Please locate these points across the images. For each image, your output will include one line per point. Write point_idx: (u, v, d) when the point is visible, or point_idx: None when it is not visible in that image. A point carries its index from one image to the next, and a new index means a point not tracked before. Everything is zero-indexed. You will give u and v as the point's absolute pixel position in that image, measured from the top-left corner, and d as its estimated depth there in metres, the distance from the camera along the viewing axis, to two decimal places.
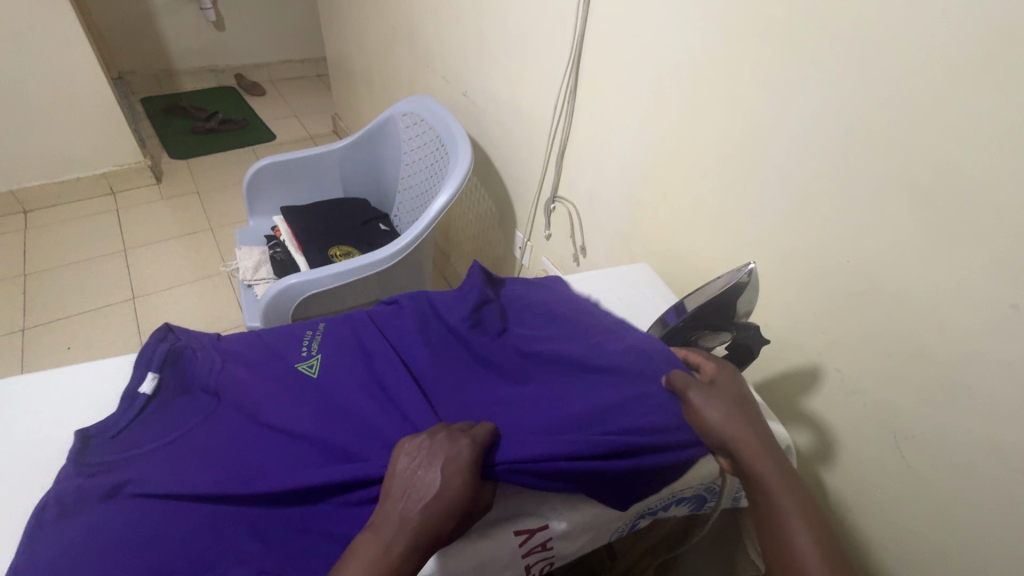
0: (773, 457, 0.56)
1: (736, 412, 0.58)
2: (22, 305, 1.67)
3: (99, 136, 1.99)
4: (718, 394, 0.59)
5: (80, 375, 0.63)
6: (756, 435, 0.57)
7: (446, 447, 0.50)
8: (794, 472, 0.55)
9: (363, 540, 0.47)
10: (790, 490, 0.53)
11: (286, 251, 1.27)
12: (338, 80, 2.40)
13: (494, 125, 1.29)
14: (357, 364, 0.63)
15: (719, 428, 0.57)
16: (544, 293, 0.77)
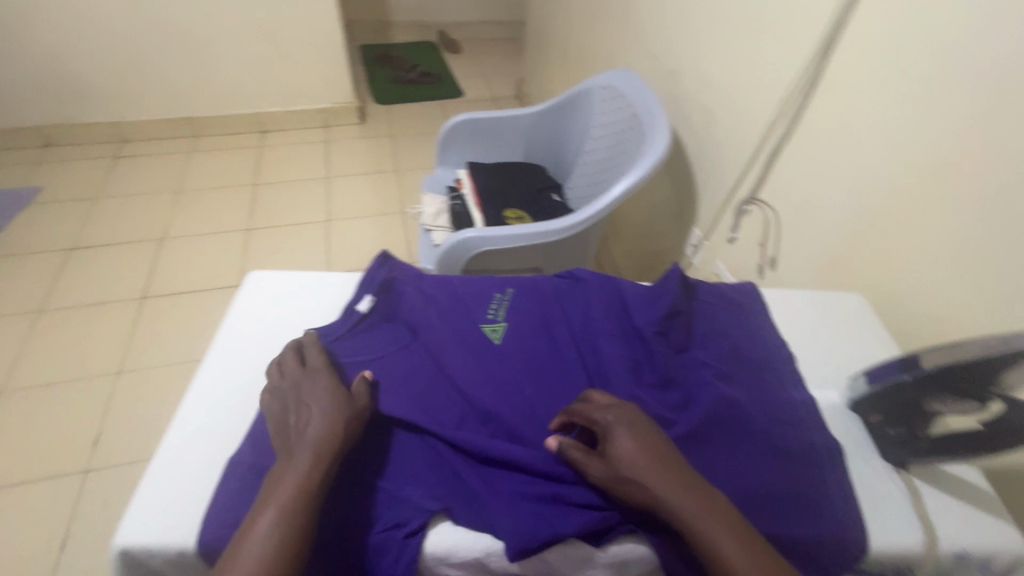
0: (711, 492, 0.49)
1: (648, 439, 0.52)
2: (251, 209, 2.02)
3: (325, 75, 2.28)
4: (623, 418, 0.53)
5: (317, 283, 0.75)
6: (676, 466, 0.50)
7: (339, 389, 0.55)
8: (729, 509, 0.48)
9: (273, 498, 0.47)
10: (741, 536, 0.46)
11: (465, 205, 1.34)
12: (532, 46, 2.44)
13: (695, 111, 1.21)
14: (537, 335, 0.65)
15: (633, 460, 0.50)
16: (739, 308, 0.71)
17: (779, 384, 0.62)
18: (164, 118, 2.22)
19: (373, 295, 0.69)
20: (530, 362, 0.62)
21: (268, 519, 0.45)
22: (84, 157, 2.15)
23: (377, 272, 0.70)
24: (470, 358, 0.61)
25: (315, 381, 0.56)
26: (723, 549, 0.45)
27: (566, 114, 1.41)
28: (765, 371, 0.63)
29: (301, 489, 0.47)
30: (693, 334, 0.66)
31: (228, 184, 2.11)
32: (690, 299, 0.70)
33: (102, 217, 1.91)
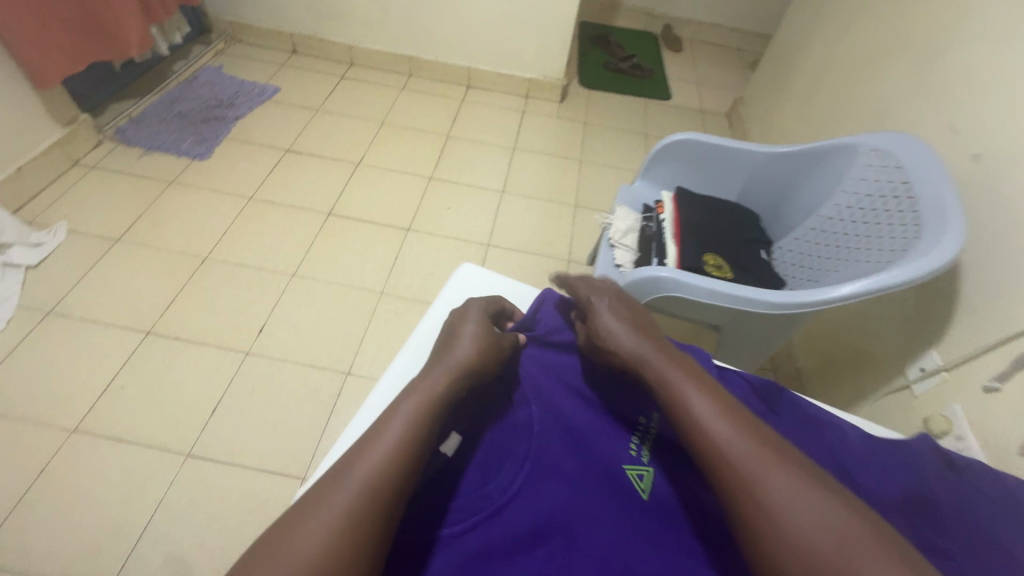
0: (685, 367, 0.57)
1: (628, 317, 0.64)
2: (437, 158, 2.08)
3: (544, 46, 2.24)
4: (608, 298, 0.67)
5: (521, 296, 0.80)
6: (652, 346, 0.60)
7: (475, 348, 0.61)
8: (710, 381, 0.55)
9: (315, 513, 0.43)
10: (718, 403, 0.52)
11: (659, 230, 1.23)
12: (770, 67, 2.17)
13: (995, 215, 0.95)
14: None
15: (619, 331, 0.62)
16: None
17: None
18: (391, 52, 2.37)
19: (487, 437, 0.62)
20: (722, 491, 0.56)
21: (382, 447, 0.48)
22: (318, 71, 2.38)
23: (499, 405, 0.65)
24: (656, 464, 0.60)
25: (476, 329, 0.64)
26: (701, 409, 0.52)
27: (810, 165, 1.20)
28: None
29: (410, 430, 0.50)
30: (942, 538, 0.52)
31: (425, 128, 2.20)
32: (944, 484, 0.56)
33: (317, 128, 2.11)
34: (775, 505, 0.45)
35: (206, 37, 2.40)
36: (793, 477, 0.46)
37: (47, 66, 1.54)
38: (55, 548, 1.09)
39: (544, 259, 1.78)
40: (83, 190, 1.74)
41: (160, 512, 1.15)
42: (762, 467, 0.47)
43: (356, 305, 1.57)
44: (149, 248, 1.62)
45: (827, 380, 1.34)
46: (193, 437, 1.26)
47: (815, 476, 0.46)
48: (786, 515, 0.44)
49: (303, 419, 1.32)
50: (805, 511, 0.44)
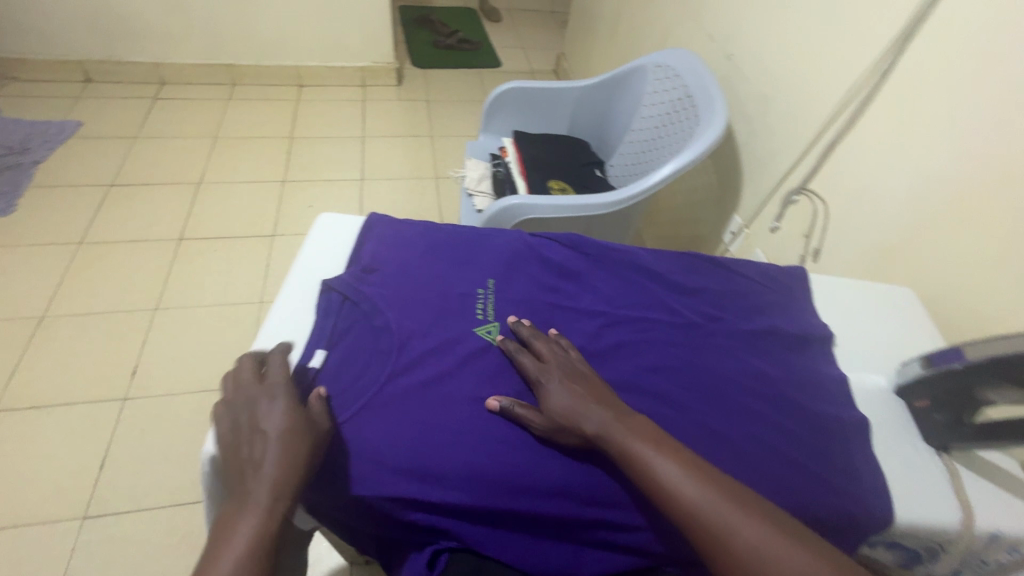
0: (650, 434, 0.53)
1: (573, 381, 0.57)
2: (287, 161, 2.03)
3: (369, 32, 2.26)
4: (557, 371, 0.57)
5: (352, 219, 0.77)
6: (612, 416, 0.54)
7: (298, 438, 0.50)
8: (676, 447, 0.52)
9: None
10: (687, 461, 0.51)
11: (507, 172, 1.36)
12: (577, 20, 2.41)
13: (751, 97, 1.19)
14: (558, 297, 0.67)
15: (567, 401, 0.55)
16: (777, 286, 0.72)
17: (814, 360, 0.65)
18: (205, 63, 2.23)
19: (329, 340, 0.60)
20: (565, 319, 0.65)
21: (225, 567, 0.43)
22: (125, 96, 2.17)
23: (330, 318, 0.62)
24: (502, 320, 0.64)
25: (292, 416, 0.51)
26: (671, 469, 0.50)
27: (615, 90, 1.40)
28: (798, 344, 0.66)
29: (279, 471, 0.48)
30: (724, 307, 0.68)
31: (265, 134, 2.12)
32: (724, 276, 0.73)
33: (141, 156, 1.94)
34: (752, 558, 0.45)
35: None
36: (767, 526, 0.47)
37: None
38: None
39: None
40: None
41: None
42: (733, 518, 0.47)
43: (238, 320, 1.51)
44: None
45: None
46: (86, 498, 1.16)
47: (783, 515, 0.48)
48: (772, 562, 0.45)
49: None
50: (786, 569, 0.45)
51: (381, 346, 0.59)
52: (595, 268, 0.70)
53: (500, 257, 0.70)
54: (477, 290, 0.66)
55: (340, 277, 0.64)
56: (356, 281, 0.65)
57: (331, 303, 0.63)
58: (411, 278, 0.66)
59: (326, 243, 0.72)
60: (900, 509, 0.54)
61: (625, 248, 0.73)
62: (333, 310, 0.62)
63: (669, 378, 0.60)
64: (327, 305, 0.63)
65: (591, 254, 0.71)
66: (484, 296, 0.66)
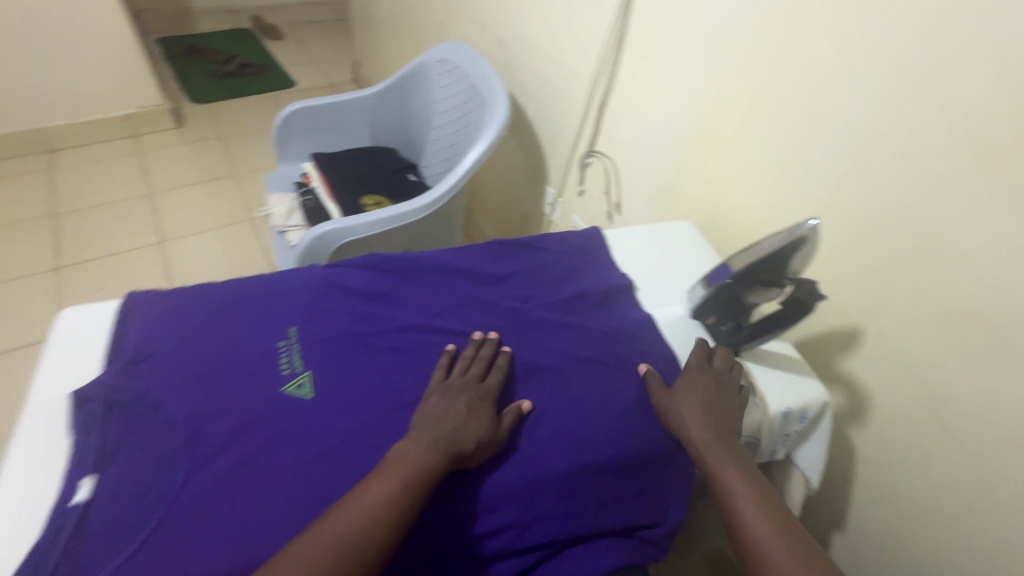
0: (711, 421, 0.58)
1: (696, 402, 0.59)
2: (54, 244, 1.69)
3: (121, 75, 1.95)
4: (684, 392, 0.60)
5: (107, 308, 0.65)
6: (688, 398, 0.59)
7: (454, 413, 0.54)
8: (761, 480, 0.55)
9: None
10: (723, 446, 0.57)
11: (317, 199, 1.27)
12: (360, 25, 2.34)
13: (530, 75, 1.25)
14: (371, 324, 0.63)
15: (682, 417, 0.58)
16: (579, 252, 0.77)
17: (623, 312, 0.71)
18: None
19: (98, 465, 0.50)
20: (384, 344, 0.61)
21: None
22: None
23: (93, 439, 0.51)
24: (313, 367, 0.58)
25: (457, 395, 0.56)
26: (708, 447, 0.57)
27: (406, 92, 1.38)
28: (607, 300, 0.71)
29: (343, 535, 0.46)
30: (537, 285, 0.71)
31: (15, 219, 1.74)
32: (530, 254, 0.75)
33: None
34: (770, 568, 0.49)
35: None
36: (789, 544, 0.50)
37: None
38: None
39: None
40: None
41: None
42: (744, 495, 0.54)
43: None
44: None
45: None
46: None
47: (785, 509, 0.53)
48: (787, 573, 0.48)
49: None
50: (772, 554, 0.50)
51: (168, 448, 0.51)
52: (403, 282, 0.68)
53: (297, 300, 0.64)
54: (278, 344, 0.60)
55: (98, 383, 0.54)
56: (119, 381, 0.54)
57: (91, 418, 0.52)
58: (193, 357, 0.57)
59: (80, 350, 0.61)
60: None
61: (429, 253, 0.72)
62: (97, 426, 0.52)
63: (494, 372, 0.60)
64: (87, 423, 0.52)
65: (396, 268, 0.69)
66: (288, 349, 0.60)
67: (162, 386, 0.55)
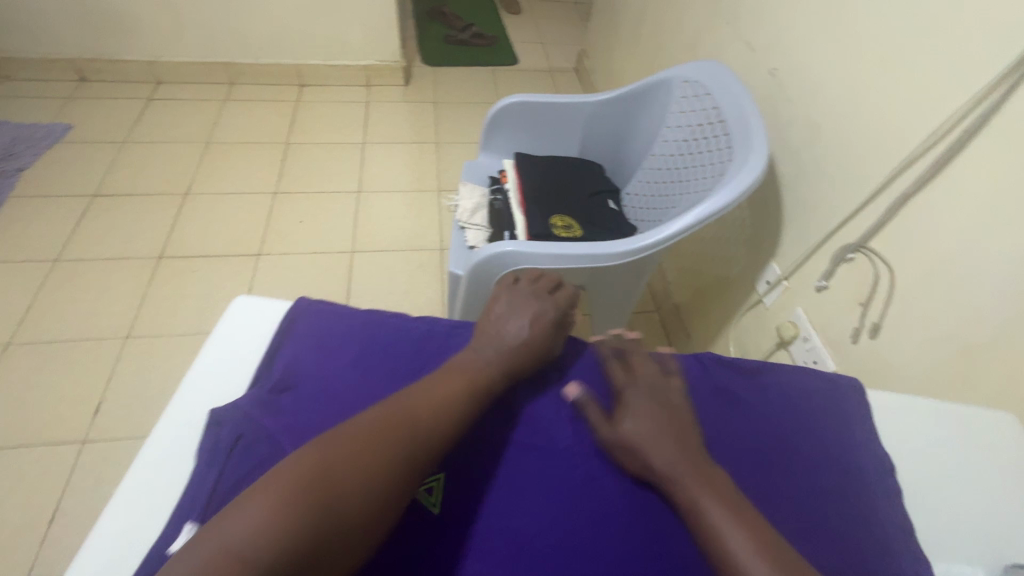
0: (685, 478, 0.53)
1: (660, 421, 0.58)
2: (280, 170, 1.89)
3: (374, 28, 2.10)
4: (645, 397, 0.60)
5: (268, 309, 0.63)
6: (641, 409, 0.59)
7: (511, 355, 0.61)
8: (742, 512, 0.51)
9: (249, 502, 0.41)
10: (672, 443, 0.56)
11: (506, 202, 1.18)
12: (600, 15, 2.19)
13: (798, 124, 0.98)
14: (529, 436, 0.60)
15: (639, 430, 0.57)
16: (798, 403, 0.63)
17: (853, 519, 0.55)
18: (203, 61, 2.11)
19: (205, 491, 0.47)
20: (538, 469, 0.58)
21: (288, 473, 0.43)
22: (117, 97, 2.06)
23: (213, 448, 0.50)
24: (448, 470, 0.57)
25: (522, 308, 0.66)
26: (657, 457, 0.55)
27: (635, 107, 1.20)
28: (806, 452, 0.59)
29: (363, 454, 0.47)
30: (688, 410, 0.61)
31: (260, 139, 1.98)
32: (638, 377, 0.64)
33: (128, 163, 1.83)
34: None
35: None
36: None
37: None
38: None
39: (415, 254, 1.69)
40: None
41: None
42: (698, 496, 0.52)
43: None
44: None
45: (698, 310, 1.38)
46: (31, 558, 1.07)
47: (747, 505, 0.52)
48: None
49: None
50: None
51: None
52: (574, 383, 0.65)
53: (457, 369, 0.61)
54: None
55: (235, 408, 0.52)
56: (255, 416, 0.51)
57: (217, 446, 0.50)
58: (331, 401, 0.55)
59: (234, 346, 0.60)
60: None
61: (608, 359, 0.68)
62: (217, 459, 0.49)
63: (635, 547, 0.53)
64: (212, 449, 0.50)
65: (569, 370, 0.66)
66: None
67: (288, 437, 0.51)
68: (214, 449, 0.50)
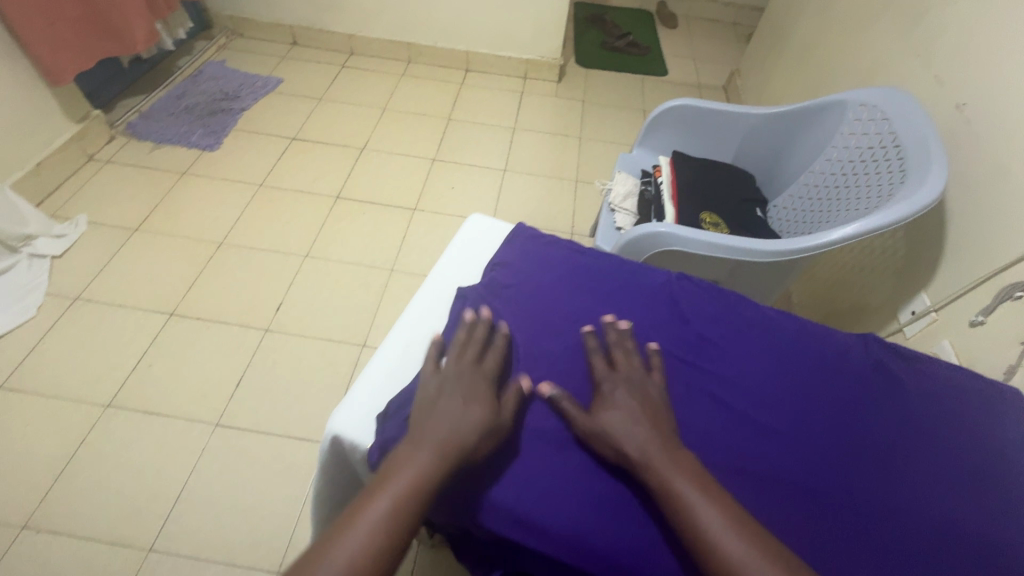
0: (653, 455, 0.56)
1: (631, 410, 0.60)
2: (439, 141, 2.12)
3: (542, 27, 2.28)
4: (621, 384, 0.62)
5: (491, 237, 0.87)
6: (615, 400, 0.61)
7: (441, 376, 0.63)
8: (708, 483, 0.55)
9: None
10: (645, 432, 0.58)
11: (656, 193, 1.28)
12: (764, 36, 2.19)
13: (980, 160, 0.97)
14: (700, 355, 0.69)
15: (612, 414, 0.60)
16: (949, 396, 0.68)
17: (993, 499, 0.61)
18: (390, 39, 2.41)
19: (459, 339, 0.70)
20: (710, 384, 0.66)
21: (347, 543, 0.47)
22: (319, 61, 2.43)
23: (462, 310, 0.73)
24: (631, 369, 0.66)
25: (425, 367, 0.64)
26: (630, 444, 0.57)
27: (802, 123, 1.23)
28: (958, 438, 0.65)
29: (388, 498, 0.51)
30: (850, 377, 0.68)
31: (427, 112, 2.24)
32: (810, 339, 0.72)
33: (320, 117, 2.16)
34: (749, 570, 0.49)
35: (207, 32, 2.45)
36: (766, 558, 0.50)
37: (55, 58, 1.58)
38: (100, 514, 1.17)
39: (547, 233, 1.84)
40: (100, 184, 1.80)
41: (192, 478, 1.23)
42: (672, 475, 0.55)
43: (373, 283, 1.63)
44: (169, 237, 1.68)
45: None
46: (221, 408, 1.34)
47: (710, 478, 0.56)
48: None
49: (325, 386, 1.39)
50: (734, 548, 0.50)
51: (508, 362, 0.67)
52: (752, 326, 0.72)
53: (636, 296, 0.75)
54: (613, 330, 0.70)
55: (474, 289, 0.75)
56: (490, 297, 0.73)
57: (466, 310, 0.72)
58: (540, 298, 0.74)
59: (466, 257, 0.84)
60: None
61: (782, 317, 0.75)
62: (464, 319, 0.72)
63: (796, 463, 0.61)
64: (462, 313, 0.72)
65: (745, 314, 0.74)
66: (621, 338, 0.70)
67: (508, 314, 0.70)
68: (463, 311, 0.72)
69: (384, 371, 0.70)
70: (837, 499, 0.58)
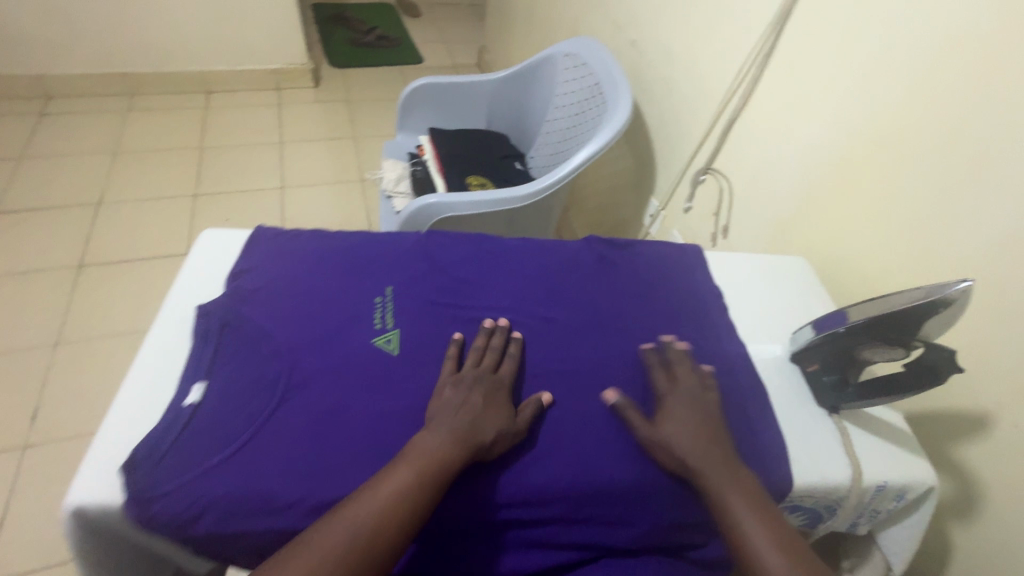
0: (706, 466, 0.57)
1: (699, 427, 0.60)
2: (197, 174, 1.90)
3: (277, 33, 2.16)
4: (687, 397, 0.62)
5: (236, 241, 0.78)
6: (687, 418, 0.60)
7: (470, 399, 0.59)
8: (757, 493, 0.56)
9: None
10: (705, 445, 0.58)
11: (426, 171, 1.32)
12: (494, 12, 2.39)
13: (656, 81, 1.21)
14: (463, 292, 0.72)
15: (678, 433, 0.59)
16: (665, 260, 0.81)
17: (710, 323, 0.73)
18: (97, 73, 2.06)
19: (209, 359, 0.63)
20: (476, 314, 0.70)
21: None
22: (4, 113, 1.96)
23: (207, 327, 0.65)
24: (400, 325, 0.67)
25: (455, 414, 0.57)
26: (688, 455, 0.58)
27: (528, 80, 1.39)
28: (678, 286, 0.77)
29: (363, 541, 0.49)
30: (587, 270, 0.76)
31: (172, 146, 1.98)
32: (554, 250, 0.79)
33: (28, 178, 1.77)
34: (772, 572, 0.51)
35: None
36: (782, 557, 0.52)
37: None
38: None
39: None
40: None
41: None
42: (726, 489, 0.56)
43: None
44: None
45: None
46: None
47: (762, 490, 0.57)
48: None
49: None
50: (765, 556, 0.52)
51: (267, 364, 0.62)
52: (503, 254, 0.78)
53: (392, 260, 0.75)
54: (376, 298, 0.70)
55: (218, 302, 0.68)
56: (236, 305, 0.67)
57: (211, 328, 0.65)
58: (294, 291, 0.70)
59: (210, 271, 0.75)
60: (814, 475, 0.62)
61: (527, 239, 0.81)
62: (210, 337, 0.65)
63: (564, 355, 0.67)
64: (208, 332, 0.65)
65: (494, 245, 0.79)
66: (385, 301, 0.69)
67: (260, 316, 0.65)
68: (208, 331, 0.65)
69: (125, 420, 0.59)
70: (597, 371, 0.66)
